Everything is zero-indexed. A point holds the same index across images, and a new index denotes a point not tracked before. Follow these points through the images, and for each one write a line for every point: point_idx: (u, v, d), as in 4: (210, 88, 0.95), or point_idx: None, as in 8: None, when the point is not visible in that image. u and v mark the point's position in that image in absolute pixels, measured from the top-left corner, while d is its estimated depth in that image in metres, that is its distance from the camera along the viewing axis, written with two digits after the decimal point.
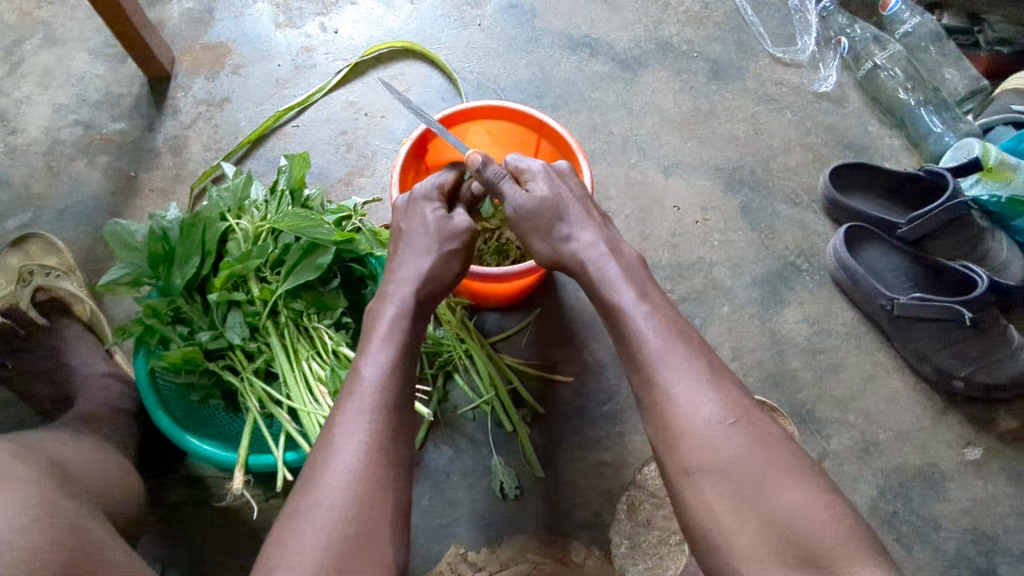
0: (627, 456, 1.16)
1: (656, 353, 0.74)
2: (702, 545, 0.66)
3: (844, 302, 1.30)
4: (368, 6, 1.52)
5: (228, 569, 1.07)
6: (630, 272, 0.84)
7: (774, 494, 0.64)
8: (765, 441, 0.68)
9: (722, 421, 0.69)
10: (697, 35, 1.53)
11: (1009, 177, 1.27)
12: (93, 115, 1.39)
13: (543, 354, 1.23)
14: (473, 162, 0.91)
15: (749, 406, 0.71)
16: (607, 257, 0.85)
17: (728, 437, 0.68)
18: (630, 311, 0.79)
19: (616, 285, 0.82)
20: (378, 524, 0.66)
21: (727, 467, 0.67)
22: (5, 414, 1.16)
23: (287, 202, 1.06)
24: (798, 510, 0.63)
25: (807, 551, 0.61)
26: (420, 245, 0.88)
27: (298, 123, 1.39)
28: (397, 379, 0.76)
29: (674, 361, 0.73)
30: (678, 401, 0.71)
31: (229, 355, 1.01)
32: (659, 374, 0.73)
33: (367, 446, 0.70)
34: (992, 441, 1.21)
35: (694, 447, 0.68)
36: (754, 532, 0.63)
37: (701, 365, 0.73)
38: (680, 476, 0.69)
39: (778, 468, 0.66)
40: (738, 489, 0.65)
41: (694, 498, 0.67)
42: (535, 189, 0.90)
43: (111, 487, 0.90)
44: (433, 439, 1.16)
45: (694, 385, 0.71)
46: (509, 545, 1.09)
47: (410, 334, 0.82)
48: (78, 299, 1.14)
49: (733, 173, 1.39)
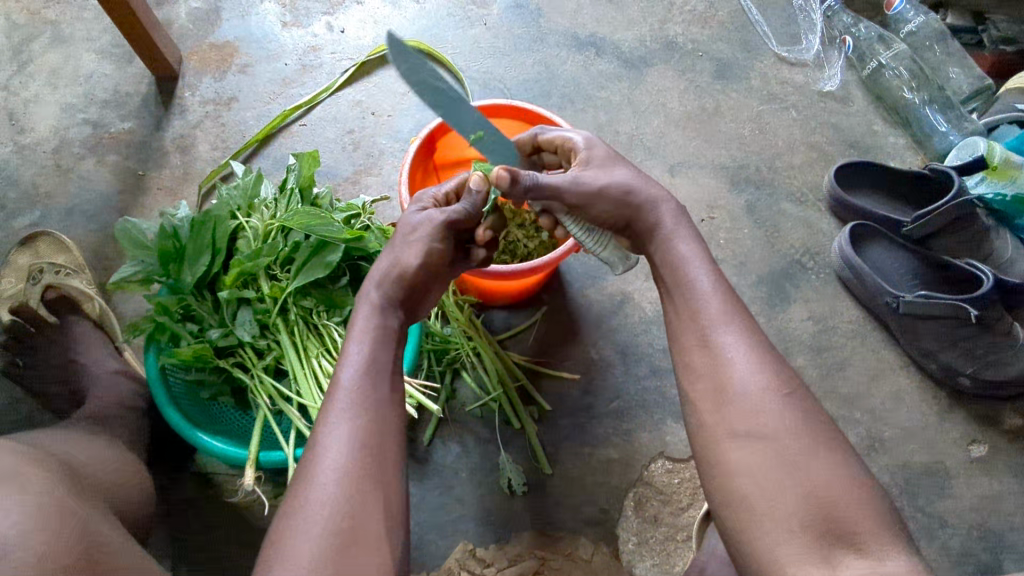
0: (634, 453, 1.17)
1: (715, 318, 0.76)
2: (733, 510, 0.67)
3: (849, 300, 1.31)
4: (374, 5, 1.53)
5: (238, 566, 1.08)
6: (695, 236, 0.84)
7: (815, 470, 0.65)
8: (813, 418, 0.69)
9: (776, 392, 0.69)
10: (701, 35, 1.54)
11: (1013, 174, 1.28)
12: (101, 114, 1.39)
13: (550, 351, 1.23)
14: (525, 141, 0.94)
15: (801, 382, 0.72)
16: (678, 217, 0.86)
17: (779, 408, 0.69)
18: (692, 271, 0.80)
19: (683, 243, 0.83)
20: (370, 516, 0.66)
21: (774, 438, 0.67)
22: (16, 411, 1.17)
23: (296, 201, 1.07)
24: (837, 487, 0.64)
25: (842, 528, 0.62)
26: (391, 247, 0.86)
27: (305, 122, 1.40)
28: (371, 370, 0.75)
29: (737, 328, 0.75)
30: (737, 365, 0.72)
31: (240, 352, 1.02)
32: (716, 337, 0.74)
33: (350, 446, 0.69)
34: (997, 438, 1.21)
35: (745, 414, 0.69)
36: (791, 504, 0.64)
37: (757, 337, 0.74)
38: (726, 441, 0.69)
39: (821, 446, 0.67)
40: (781, 461, 0.66)
41: (737, 464, 0.68)
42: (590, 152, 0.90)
43: (121, 485, 0.91)
44: (441, 436, 1.16)
45: (750, 355, 0.72)
46: (517, 542, 1.10)
47: (385, 329, 0.80)
48: (87, 296, 1.16)
49: (739, 172, 1.40)
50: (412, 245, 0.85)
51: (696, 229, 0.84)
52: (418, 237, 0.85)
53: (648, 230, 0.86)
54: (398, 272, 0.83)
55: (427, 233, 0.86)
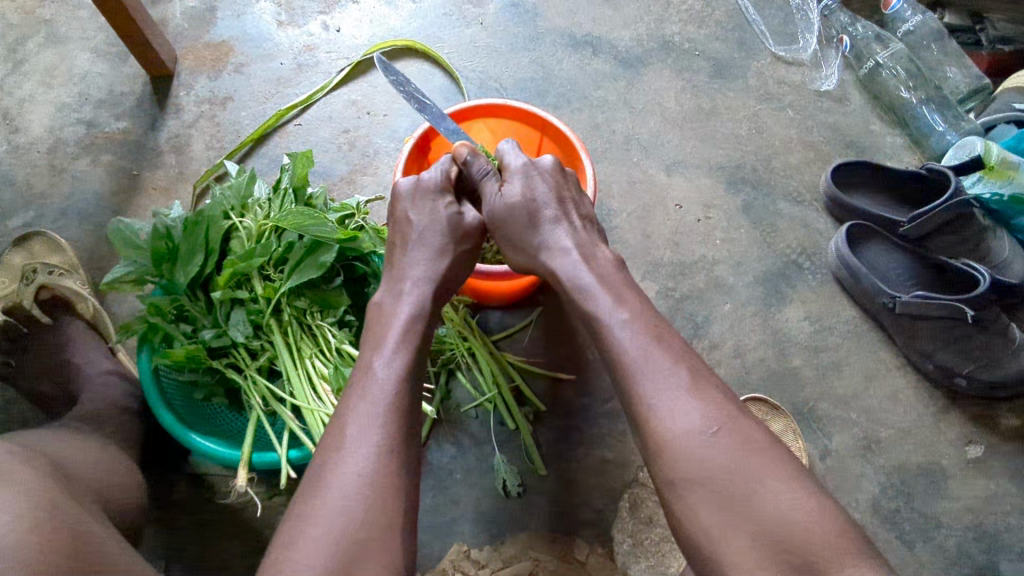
0: (629, 454, 1.16)
1: (634, 366, 0.74)
2: (696, 552, 0.67)
3: (846, 301, 1.30)
4: (371, 5, 1.52)
5: (232, 567, 1.08)
6: (598, 278, 0.83)
7: (762, 503, 0.65)
8: (749, 448, 0.68)
9: (703, 433, 0.68)
10: (698, 34, 1.53)
11: (1011, 175, 1.27)
12: (95, 114, 1.39)
13: (544, 353, 1.23)
14: (460, 153, 0.93)
15: (733, 412, 0.70)
16: (578, 260, 0.86)
17: (712, 448, 0.67)
18: (604, 321, 0.79)
19: (591, 295, 0.82)
20: (391, 526, 0.65)
21: (713, 480, 0.67)
22: (9, 412, 1.16)
23: (290, 201, 1.06)
24: (788, 516, 0.64)
25: (799, 556, 0.62)
26: (436, 246, 0.89)
27: (300, 122, 1.39)
28: (408, 376, 0.76)
29: (653, 370, 0.73)
30: (659, 414, 0.71)
31: (233, 353, 1.01)
32: (638, 387, 0.73)
33: (375, 449, 0.69)
34: (994, 439, 1.21)
35: (678, 462, 0.68)
36: (744, 539, 0.64)
37: (680, 372, 0.72)
38: (666, 490, 0.69)
39: (769, 475, 0.66)
40: (725, 501, 0.66)
41: (682, 510, 0.68)
42: (509, 190, 0.91)
43: (115, 486, 0.90)
44: (436, 438, 1.16)
45: (673, 397, 0.71)
46: (512, 543, 1.10)
47: (419, 337, 0.81)
48: (80, 297, 1.13)
49: (735, 172, 1.39)
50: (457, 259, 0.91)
51: (598, 277, 0.83)
52: (466, 245, 0.92)
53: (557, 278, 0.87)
54: (446, 282, 0.90)
55: (472, 241, 0.93)
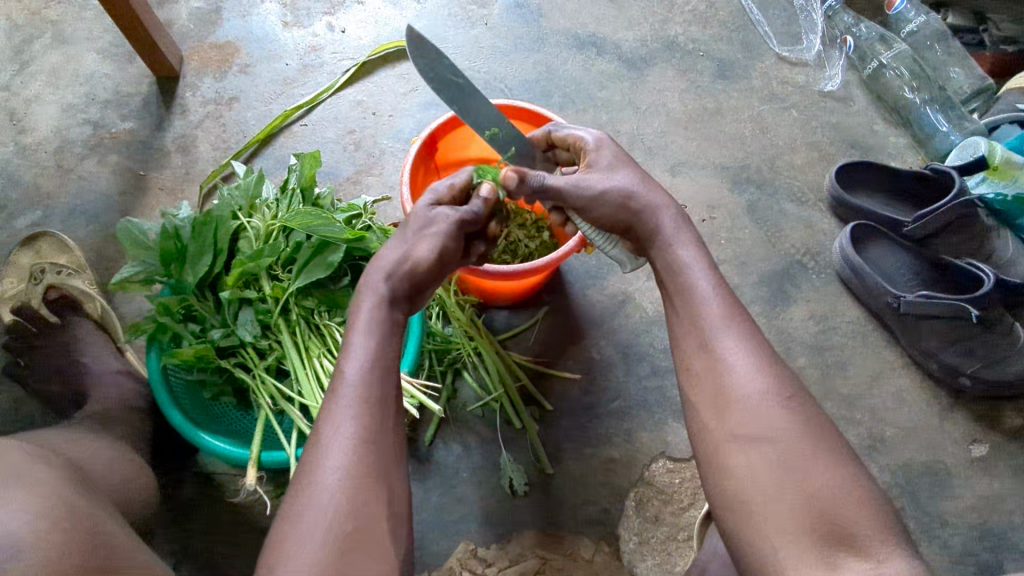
0: (636, 453, 1.17)
1: (715, 323, 0.75)
2: (735, 517, 0.68)
3: (849, 300, 1.31)
4: (376, 5, 1.53)
5: (239, 566, 1.08)
6: (696, 240, 0.83)
7: (814, 473, 0.65)
8: (816, 423, 0.69)
9: (776, 397, 0.69)
10: (702, 34, 1.54)
11: (1015, 174, 1.28)
12: (102, 114, 1.40)
13: (550, 352, 1.23)
14: (506, 179, 0.85)
15: (801, 386, 0.71)
16: (680, 223, 0.84)
17: (782, 413, 0.69)
18: (692, 276, 0.79)
19: (682, 250, 0.82)
20: (376, 519, 0.66)
21: (777, 442, 0.67)
22: (15, 412, 1.17)
23: (298, 201, 1.07)
24: (835, 489, 0.64)
25: (842, 530, 0.63)
26: (399, 240, 0.83)
27: (306, 122, 1.40)
28: (379, 366, 0.73)
29: (737, 330, 0.74)
30: (735, 371, 0.72)
31: (241, 352, 1.02)
32: (715, 342, 0.74)
33: (352, 444, 0.68)
34: (998, 437, 1.21)
35: (746, 418, 0.69)
36: (792, 505, 0.64)
37: (758, 340, 0.74)
38: (726, 445, 0.70)
39: (822, 449, 0.67)
40: (778, 465, 0.66)
41: (735, 468, 0.68)
42: (597, 158, 0.88)
43: (126, 484, 0.90)
44: (443, 437, 1.16)
45: (751, 359, 0.72)
46: (518, 541, 1.10)
47: (392, 323, 0.78)
48: (89, 296, 1.15)
49: (740, 172, 1.40)
50: (425, 239, 0.82)
51: (697, 234, 0.83)
52: (433, 231, 0.83)
53: (648, 235, 0.85)
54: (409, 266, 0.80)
55: (440, 228, 0.83)
